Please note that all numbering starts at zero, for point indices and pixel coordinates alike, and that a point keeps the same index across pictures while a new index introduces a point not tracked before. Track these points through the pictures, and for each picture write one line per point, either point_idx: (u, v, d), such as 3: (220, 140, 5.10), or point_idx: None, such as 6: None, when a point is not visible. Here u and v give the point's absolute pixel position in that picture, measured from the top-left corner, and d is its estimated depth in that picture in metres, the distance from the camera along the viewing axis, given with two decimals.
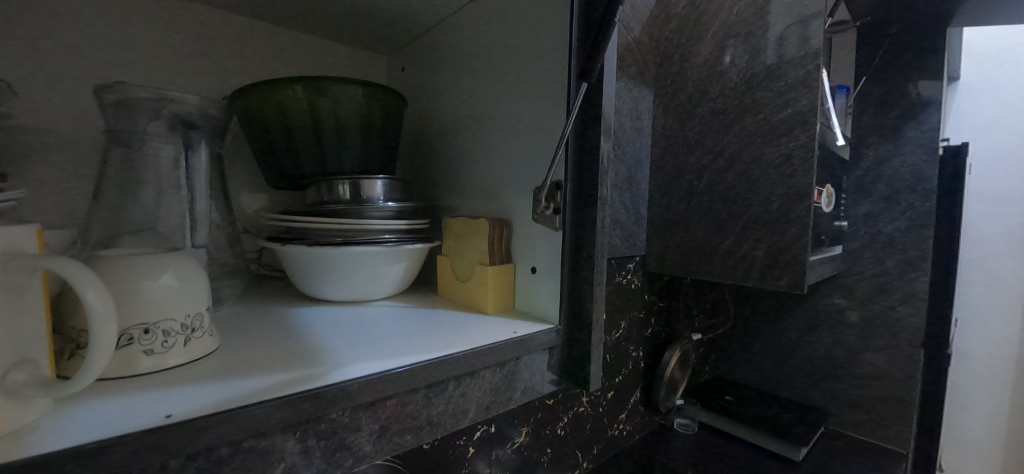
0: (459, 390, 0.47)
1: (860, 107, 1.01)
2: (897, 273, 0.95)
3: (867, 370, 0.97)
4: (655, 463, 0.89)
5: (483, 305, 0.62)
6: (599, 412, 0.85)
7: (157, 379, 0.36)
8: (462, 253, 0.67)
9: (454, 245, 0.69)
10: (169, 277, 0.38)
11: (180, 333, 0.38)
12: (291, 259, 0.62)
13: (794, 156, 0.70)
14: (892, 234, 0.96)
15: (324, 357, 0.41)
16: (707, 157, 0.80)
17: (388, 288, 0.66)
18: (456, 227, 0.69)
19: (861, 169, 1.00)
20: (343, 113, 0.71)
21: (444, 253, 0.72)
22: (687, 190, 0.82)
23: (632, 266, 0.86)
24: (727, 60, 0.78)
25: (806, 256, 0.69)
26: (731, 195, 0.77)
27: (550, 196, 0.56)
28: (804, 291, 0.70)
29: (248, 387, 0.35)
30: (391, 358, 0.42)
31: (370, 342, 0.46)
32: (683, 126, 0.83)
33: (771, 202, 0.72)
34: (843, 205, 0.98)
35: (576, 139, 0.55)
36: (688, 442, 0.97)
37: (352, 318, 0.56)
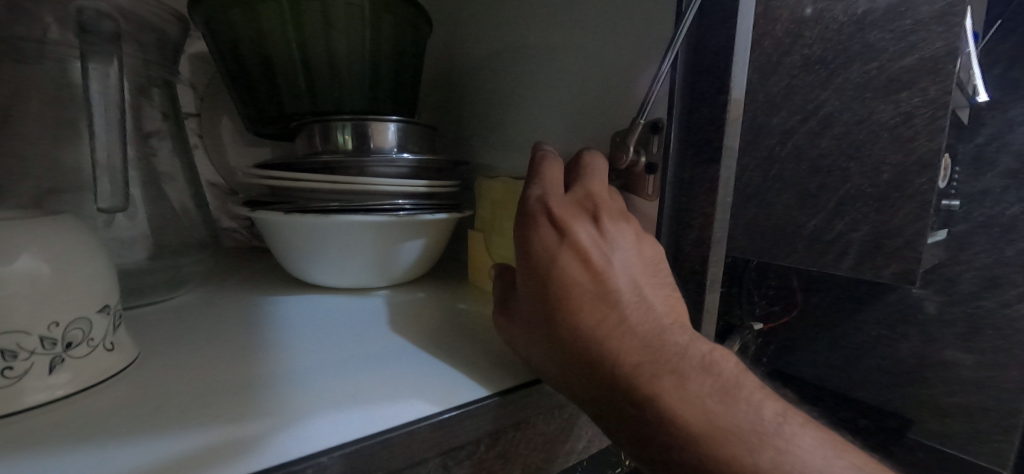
0: (496, 450, 0.38)
1: (987, 62, 0.82)
2: (1019, 265, 0.77)
3: (964, 377, 0.83)
4: None
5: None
6: None
7: (47, 434, 0.28)
8: (500, 230, 0.59)
9: (490, 219, 0.61)
10: (30, 264, 0.31)
11: (38, 351, 0.31)
12: (291, 233, 0.54)
13: (916, 114, 0.55)
14: (1017, 217, 0.78)
15: (286, 401, 0.32)
16: (795, 117, 0.64)
17: (400, 274, 0.59)
18: (494, 195, 0.60)
19: (982, 136, 0.82)
20: (330, 34, 0.64)
21: (477, 232, 0.64)
22: (767, 156, 0.68)
23: None
24: (808, 11, 0.62)
25: (922, 241, 0.55)
26: (826, 164, 0.63)
27: (644, 145, 0.46)
28: (916, 284, 0.57)
29: (147, 457, 0.26)
30: (376, 409, 0.32)
31: (358, 375, 0.37)
32: (767, 80, 0.66)
33: (881, 173, 0.59)
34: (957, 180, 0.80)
35: (688, 65, 0.42)
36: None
37: (357, 323, 0.49)
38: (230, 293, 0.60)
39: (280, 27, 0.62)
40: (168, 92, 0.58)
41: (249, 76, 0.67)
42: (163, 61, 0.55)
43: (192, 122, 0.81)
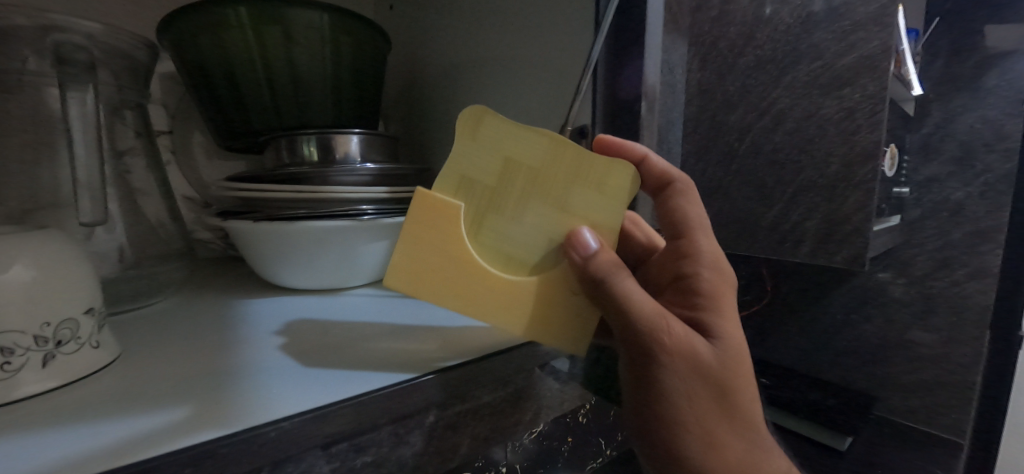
0: (445, 420, 0.40)
1: (928, 57, 0.87)
2: (965, 246, 0.83)
3: (922, 354, 0.88)
4: None
5: (543, 308, 0.39)
6: None
7: (38, 418, 0.29)
8: (510, 210, 0.38)
9: (496, 188, 0.37)
10: (21, 269, 0.32)
11: (32, 348, 0.33)
12: (260, 239, 0.55)
13: (858, 109, 0.59)
14: (962, 202, 0.83)
15: (263, 381, 0.34)
16: (751, 114, 0.69)
17: (367, 274, 0.61)
18: (515, 150, 0.37)
19: (927, 126, 0.87)
20: (293, 51, 0.65)
21: (449, 201, 0.37)
22: (727, 153, 0.71)
23: None
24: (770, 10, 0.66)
25: (869, 227, 0.59)
26: (780, 158, 0.67)
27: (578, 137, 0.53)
28: (866, 267, 0.61)
29: (140, 430, 0.27)
30: (347, 381, 0.34)
31: (333, 356, 0.39)
32: (724, 79, 0.69)
33: (828, 165, 0.62)
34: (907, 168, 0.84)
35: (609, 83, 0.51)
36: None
37: (331, 316, 0.51)
38: (207, 298, 0.60)
39: (244, 45, 0.62)
40: (141, 112, 0.59)
41: (214, 100, 0.69)
42: (136, 85, 0.56)
43: (164, 139, 0.81)
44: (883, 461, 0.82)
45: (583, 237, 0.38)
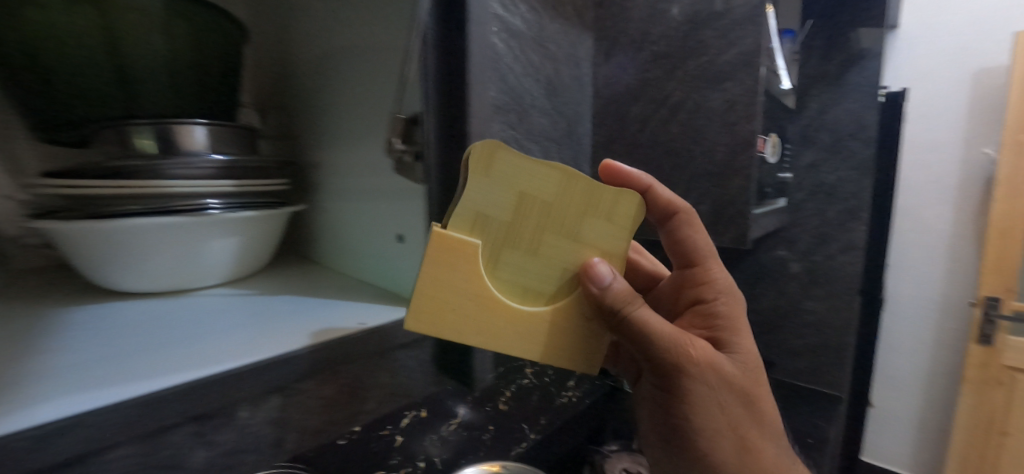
0: (261, 413, 0.43)
1: (805, 54, 0.95)
2: (837, 223, 0.94)
3: (807, 321, 0.98)
4: (606, 428, 0.82)
5: (558, 340, 0.36)
6: (551, 381, 0.81)
7: None
8: (525, 244, 0.33)
9: (513, 228, 0.32)
10: None
11: None
12: (78, 238, 0.49)
13: (738, 101, 0.63)
14: (836, 183, 0.94)
15: (40, 390, 0.33)
16: (650, 106, 0.72)
17: (222, 272, 0.60)
18: (530, 185, 0.32)
19: (806, 117, 0.95)
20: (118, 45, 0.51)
21: (468, 241, 0.32)
22: (632, 141, 0.74)
23: None
24: (675, 12, 0.69)
25: (750, 209, 0.64)
26: (677, 147, 0.70)
27: (406, 130, 0.54)
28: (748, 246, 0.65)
29: None
30: (150, 381, 0.35)
31: (141, 359, 0.39)
32: (626, 72, 0.74)
33: (716, 153, 0.66)
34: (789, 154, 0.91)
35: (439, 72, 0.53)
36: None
37: (168, 315, 0.50)
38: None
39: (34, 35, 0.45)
40: None
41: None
42: None
43: None
44: None
45: (598, 270, 0.34)
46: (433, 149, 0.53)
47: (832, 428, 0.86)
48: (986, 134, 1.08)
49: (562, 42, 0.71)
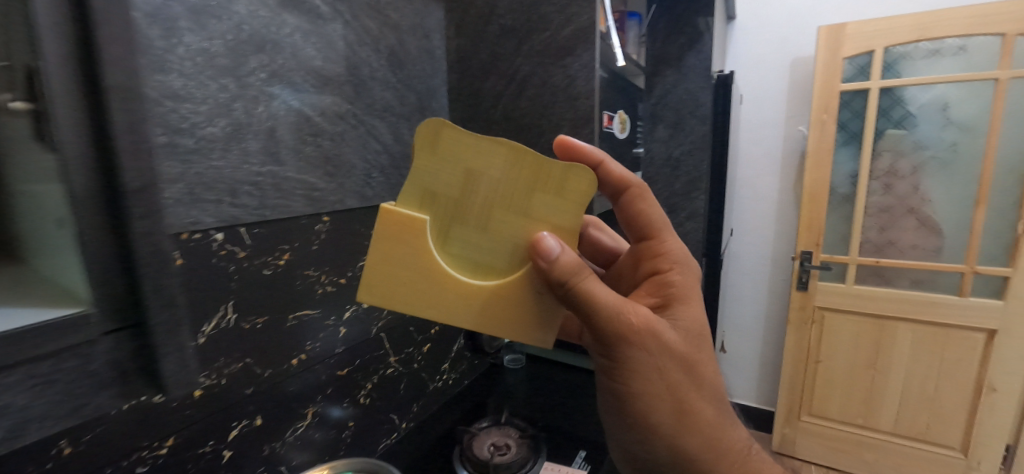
0: None
1: (652, 37, 0.96)
2: (683, 193, 0.96)
3: None
4: (485, 404, 0.83)
5: (508, 311, 0.38)
6: (422, 367, 0.78)
7: None
8: (474, 220, 0.36)
9: (459, 204, 0.36)
10: None
11: None
12: None
13: (578, 78, 0.64)
14: (680, 158, 0.96)
15: None
16: (502, 82, 0.71)
17: None
18: (478, 163, 0.35)
19: (655, 97, 0.97)
20: None
21: (414, 216, 0.35)
22: (486, 118, 0.73)
23: None
24: None
25: None
26: (526, 122, 0.70)
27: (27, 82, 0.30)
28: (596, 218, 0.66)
29: None
30: None
31: None
32: (477, 47, 0.72)
33: (562, 128, 0.67)
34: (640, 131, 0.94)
35: None
36: (525, 380, 0.91)
37: None
38: None
39: None
40: None
41: None
42: None
43: None
44: None
45: (546, 243, 0.36)
46: (71, 114, 0.30)
47: None
48: (796, 108, 1.27)
49: (402, 7, 0.67)
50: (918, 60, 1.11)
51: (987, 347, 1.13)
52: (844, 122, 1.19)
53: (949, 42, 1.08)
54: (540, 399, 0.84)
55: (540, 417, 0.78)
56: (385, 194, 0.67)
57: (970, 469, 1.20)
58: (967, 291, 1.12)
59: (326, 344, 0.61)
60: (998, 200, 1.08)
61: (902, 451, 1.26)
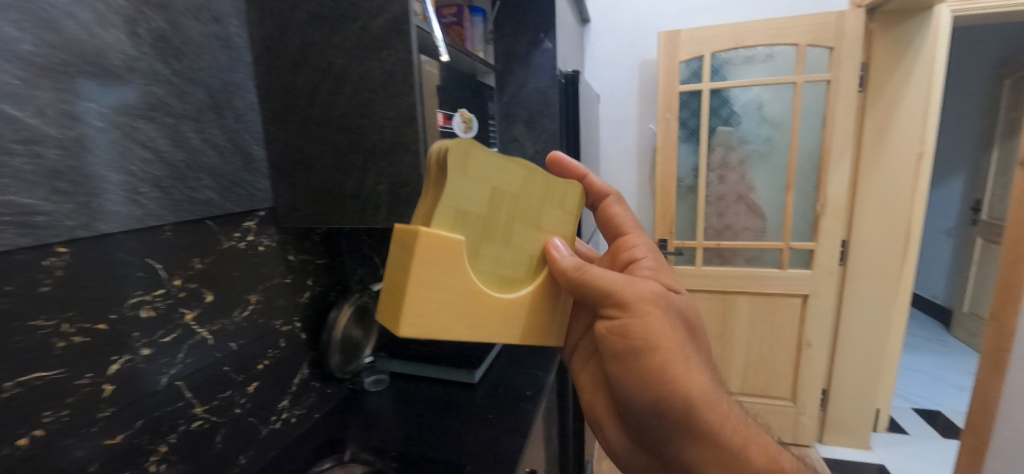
0: None
1: (499, 32, 0.95)
2: None
3: None
4: (339, 436, 0.73)
5: (535, 311, 0.45)
6: (248, 411, 0.66)
7: None
8: (499, 236, 0.42)
9: (484, 219, 0.40)
10: None
11: None
12: None
13: (396, 72, 0.57)
14: (534, 156, 0.96)
15: None
16: (315, 76, 0.62)
17: None
18: (499, 182, 0.41)
19: (506, 95, 0.96)
20: None
21: (450, 237, 0.38)
22: (302, 117, 0.64)
23: (249, 226, 0.66)
24: None
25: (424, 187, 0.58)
26: (347, 122, 0.61)
27: None
28: None
29: None
30: None
31: None
32: (284, 35, 0.63)
33: (385, 129, 0.59)
34: (494, 129, 0.92)
35: None
36: (386, 400, 0.82)
37: None
38: None
39: None
40: None
41: None
42: None
43: None
44: (506, 378, 0.88)
45: (558, 246, 0.45)
46: None
47: (551, 375, 0.89)
48: (646, 110, 1.39)
49: None
50: (737, 65, 1.26)
51: (803, 310, 1.32)
52: (684, 120, 1.31)
53: (760, 49, 1.24)
54: (404, 420, 0.76)
55: (393, 443, 0.70)
56: (154, 216, 0.53)
57: (798, 414, 1.40)
58: (785, 264, 1.30)
59: (80, 411, 0.47)
60: (802, 184, 1.27)
61: (749, 407, 1.43)
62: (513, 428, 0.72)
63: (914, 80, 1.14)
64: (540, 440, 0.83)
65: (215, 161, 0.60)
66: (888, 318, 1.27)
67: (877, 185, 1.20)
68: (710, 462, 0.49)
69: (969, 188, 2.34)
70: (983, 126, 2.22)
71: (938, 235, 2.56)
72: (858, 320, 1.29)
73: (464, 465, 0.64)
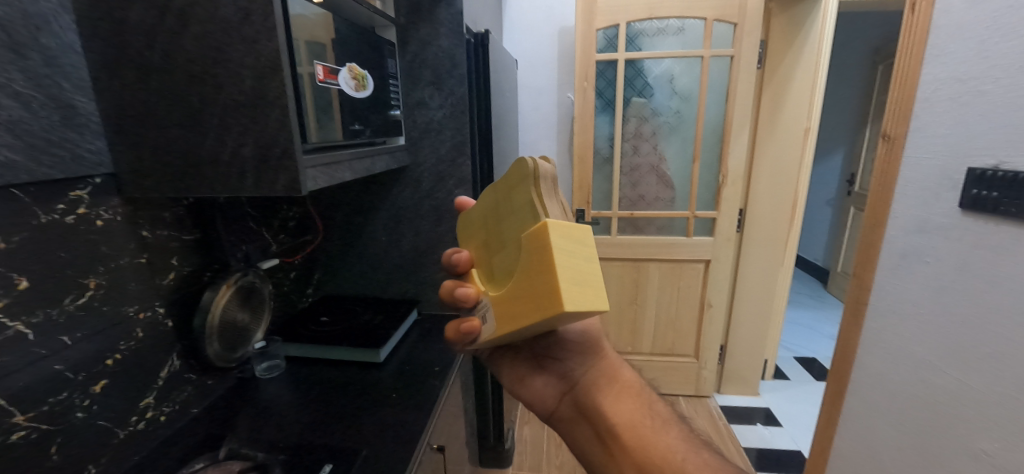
0: None
1: None
2: (449, 159, 0.92)
3: (440, 256, 0.98)
4: (222, 429, 0.66)
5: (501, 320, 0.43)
6: (97, 414, 0.56)
7: None
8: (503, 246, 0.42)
9: None
10: None
11: None
12: None
13: (251, 11, 0.48)
14: (441, 122, 0.91)
15: None
16: (153, 12, 0.51)
17: None
18: None
19: (409, 53, 0.88)
20: None
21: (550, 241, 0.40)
22: (141, 63, 0.53)
23: (77, 196, 0.54)
24: None
25: (296, 150, 0.51)
26: (198, 71, 0.51)
27: None
28: (306, 193, 0.53)
29: None
30: None
31: None
32: None
33: (244, 80, 0.50)
34: (395, 89, 0.85)
35: None
36: (279, 388, 0.75)
37: None
38: None
39: None
40: None
41: None
42: None
43: None
44: (414, 355, 0.84)
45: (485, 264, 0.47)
46: None
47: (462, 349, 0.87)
48: (564, 79, 1.39)
49: None
50: (650, 37, 1.27)
51: (705, 275, 1.42)
52: (600, 90, 1.33)
53: (671, 22, 1.26)
54: (301, 405, 0.70)
55: (282, 433, 0.64)
56: None
57: (700, 369, 1.53)
58: (691, 232, 1.39)
59: None
60: (707, 156, 1.34)
61: (657, 365, 1.54)
62: (417, 407, 0.69)
63: (803, 60, 1.23)
64: (449, 415, 0.82)
65: (18, 113, 0.47)
66: (775, 279, 1.41)
67: (769, 157, 1.30)
68: (612, 383, 0.50)
69: (846, 163, 2.65)
70: (859, 107, 2.50)
71: (820, 204, 2.90)
72: (752, 282, 1.42)
73: (361, 450, 0.60)
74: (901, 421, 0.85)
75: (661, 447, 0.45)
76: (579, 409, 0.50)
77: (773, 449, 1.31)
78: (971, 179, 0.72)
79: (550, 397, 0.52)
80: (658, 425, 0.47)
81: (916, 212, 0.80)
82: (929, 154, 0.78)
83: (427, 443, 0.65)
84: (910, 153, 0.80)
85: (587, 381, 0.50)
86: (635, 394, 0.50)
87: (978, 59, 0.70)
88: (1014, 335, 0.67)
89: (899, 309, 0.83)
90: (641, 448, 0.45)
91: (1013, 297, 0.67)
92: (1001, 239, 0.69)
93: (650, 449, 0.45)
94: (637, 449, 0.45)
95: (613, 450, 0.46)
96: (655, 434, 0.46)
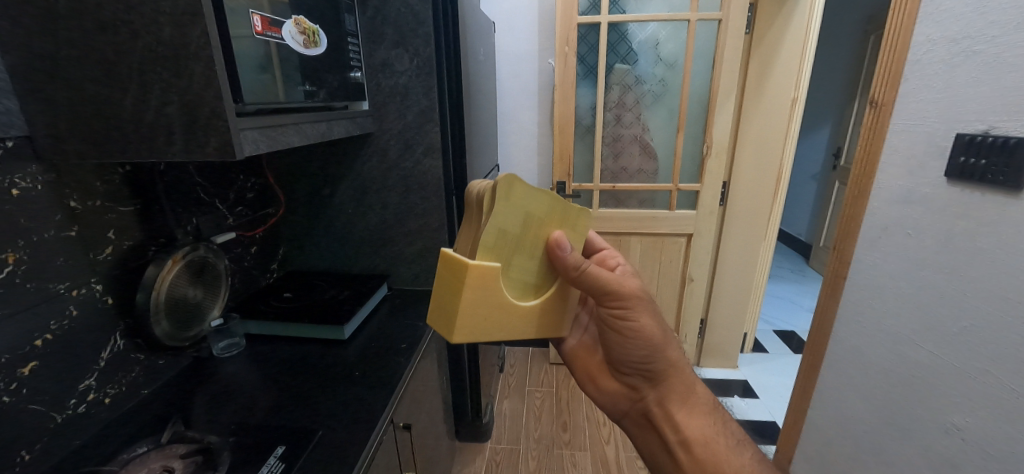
0: None
1: None
2: (417, 125, 0.87)
3: (410, 229, 0.93)
4: (172, 412, 0.62)
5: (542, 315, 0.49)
6: (27, 398, 0.52)
7: None
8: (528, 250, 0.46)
9: (516, 237, 0.44)
10: None
11: None
12: None
13: None
14: (407, 85, 0.85)
15: None
16: None
17: None
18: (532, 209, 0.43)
19: (371, 8, 0.82)
20: None
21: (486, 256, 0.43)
22: (45, 9, 0.47)
23: None
24: None
25: (228, 109, 0.46)
26: (108, 17, 0.45)
27: None
28: (240, 158, 0.48)
29: None
30: None
31: None
32: None
33: (162, 27, 0.44)
34: (356, 48, 0.78)
35: None
36: (239, 366, 0.72)
37: None
38: None
39: None
40: None
41: None
42: None
43: None
44: (381, 331, 0.81)
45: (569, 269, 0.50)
46: None
47: (432, 325, 0.84)
48: (545, 44, 1.32)
49: None
50: None
51: (687, 248, 1.40)
52: (582, 55, 1.28)
53: None
54: (259, 384, 0.67)
55: (238, 415, 0.60)
56: None
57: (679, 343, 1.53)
58: (673, 205, 1.36)
59: None
60: (691, 125, 1.30)
61: None
62: (379, 386, 0.66)
63: (795, 23, 1.17)
64: (418, 392, 0.79)
65: None
66: (757, 252, 1.39)
67: (755, 127, 1.26)
68: (683, 402, 0.53)
69: (832, 137, 2.63)
70: (848, 79, 2.46)
71: (806, 178, 2.89)
72: (733, 255, 1.40)
73: (318, 430, 0.58)
74: (875, 394, 0.84)
75: (734, 465, 0.50)
76: (649, 419, 0.54)
77: (748, 420, 1.33)
78: (959, 146, 0.69)
79: (623, 405, 0.56)
80: (731, 443, 0.52)
81: (900, 182, 0.78)
82: (916, 121, 0.75)
83: (388, 421, 0.63)
84: (897, 120, 0.78)
85: (661, 396, 0.54)
86: (708, 412, 0.53)
87: (972, 18, 0.66)
88: (991, 308, 0.65)
89: (878, 280, 0.82)
90: (714, 465, 0.50)
91: (992, 269, 0.65)
92: (984, 210, 0.66)
93: (723, 465, 0.50)
94: (712, 464, 0.50)
95: (686, 464, 0.51)
96: (728, 452, 0.51)
